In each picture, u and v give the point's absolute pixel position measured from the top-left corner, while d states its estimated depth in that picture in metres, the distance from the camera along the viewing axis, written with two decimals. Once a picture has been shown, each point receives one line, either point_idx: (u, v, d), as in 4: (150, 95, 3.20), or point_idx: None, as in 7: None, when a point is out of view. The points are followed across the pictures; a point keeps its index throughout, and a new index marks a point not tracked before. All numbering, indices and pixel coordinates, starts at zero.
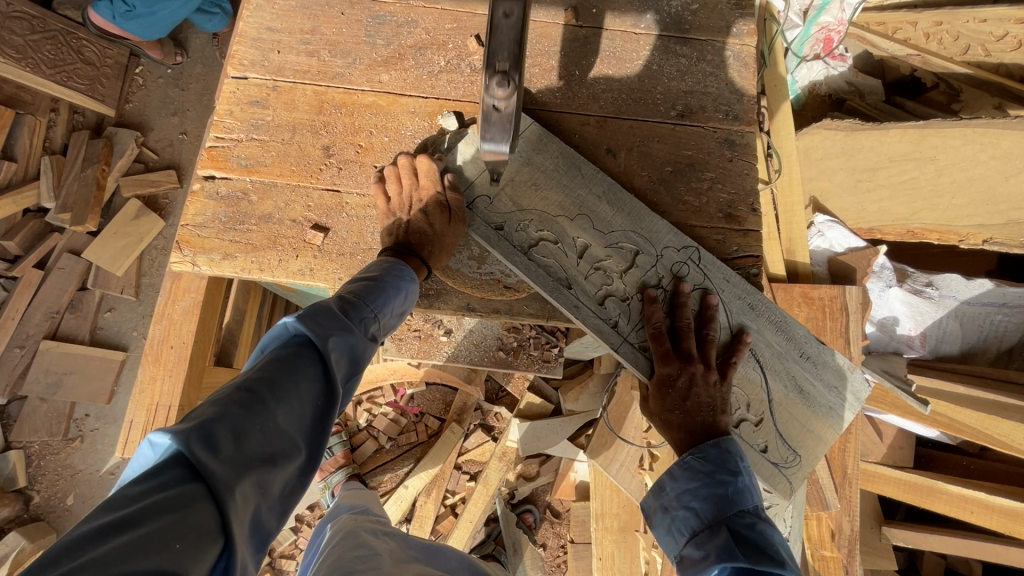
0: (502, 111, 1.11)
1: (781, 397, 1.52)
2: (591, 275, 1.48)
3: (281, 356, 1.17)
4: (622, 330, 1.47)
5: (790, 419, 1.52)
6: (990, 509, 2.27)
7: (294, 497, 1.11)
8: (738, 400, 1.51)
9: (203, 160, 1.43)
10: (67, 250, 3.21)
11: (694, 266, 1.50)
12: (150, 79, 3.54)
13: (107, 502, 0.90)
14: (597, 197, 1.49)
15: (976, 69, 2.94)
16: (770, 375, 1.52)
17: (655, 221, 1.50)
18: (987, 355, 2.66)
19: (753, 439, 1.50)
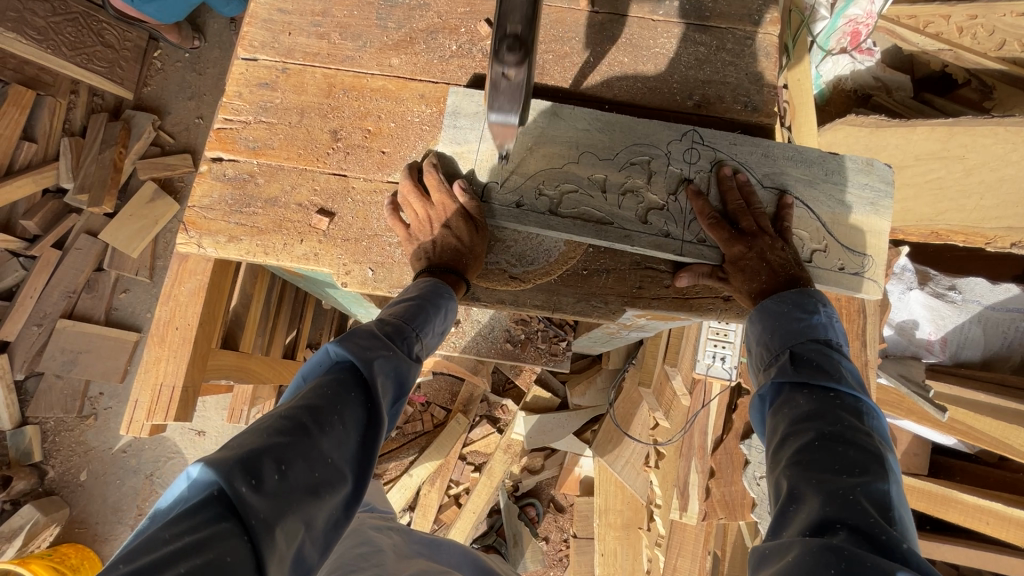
0: (512, 79, 1.06)
1: (831, 216, 1.47)
2: (623, 201, 1.44)
3: (327, 384, 1.13)
4: (677, 236, 1.43)
5: (847, 227, 1.46)
6: (1005, 521, 2.19)
7: (338, 530, 1.06)
8: (800, 242, 1.45)
9: (211, 142, 1.42)
10: (85, 231, 3.26)
11: (711, 148, 1.47)
12: (168, 63, 3.56)
13: (138, 544, 0.84)
14: (589, 130, 1.45)
15: (1011, 65, 2.82)
16: (812, 203, 1.47)
17: (649, 127, 1.46)
18: (1011, 363, 2.56)
19: (828, 264, 1.45)
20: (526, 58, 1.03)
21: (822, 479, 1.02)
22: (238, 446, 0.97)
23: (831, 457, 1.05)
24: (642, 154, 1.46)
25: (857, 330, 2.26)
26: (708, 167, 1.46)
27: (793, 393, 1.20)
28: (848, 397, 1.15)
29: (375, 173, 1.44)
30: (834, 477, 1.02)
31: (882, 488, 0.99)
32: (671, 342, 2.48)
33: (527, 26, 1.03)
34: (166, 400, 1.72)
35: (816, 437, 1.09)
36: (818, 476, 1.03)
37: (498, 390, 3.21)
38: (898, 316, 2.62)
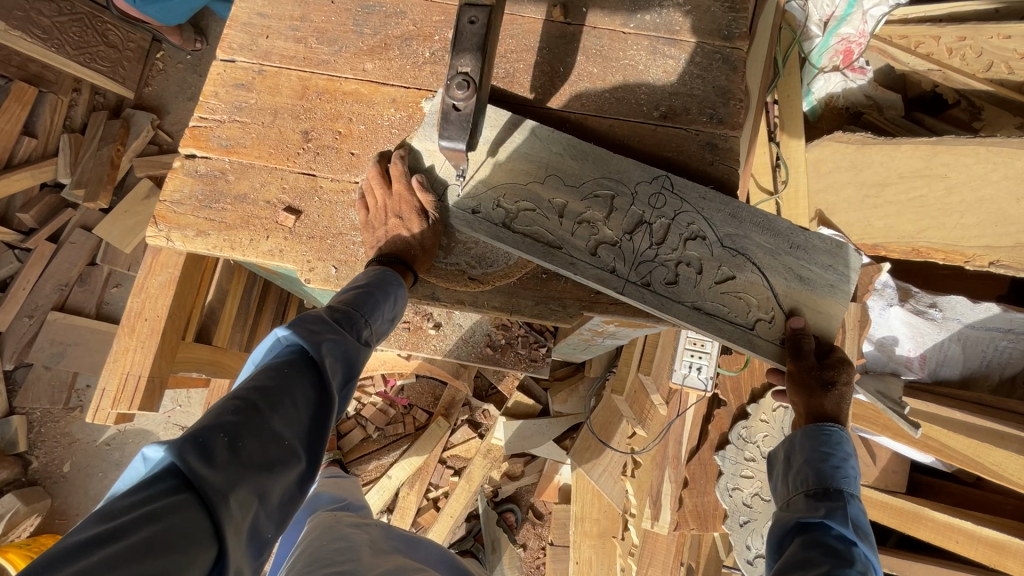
0: (462, 109, 1.16)
1: (786, 290, 1.44)
2: (576, 230, 1.45)
3: (277, 367, 1.18)
4: (622, 273, 1.44)
5: (804, 305, 1.43)
6: (974, 539, 2.19)
7: (291, 504, 1.12)
8: (746, 307, 1.44)
9: (186, 139, 1.47)
10: (80, 225, 3.33)
11: (683, 197, 1.47)
12: (171, 64, 3.63)
13: (96, 513, 0.88)
14: (560, 155, 1.47)
15: (998, 87, 2.83)
16: (769, 273, 1.44)
17: (621, 162, 1.47)
18: (989, 382, 2.55)
19: (770, 337, 1.43)
20: (475, 94, 1.14)
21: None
22: (194, 425, 1.02)
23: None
24: (609, 187, 1.47)
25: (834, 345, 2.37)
26: (674, 215, 1.46)
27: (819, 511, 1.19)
28: (863, 555, 1.15)
29: (344, 174, 1.48)
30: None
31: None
32: (647, 351, 2.54)
33: (476, 64, 1.14)
34: (132, 389, 1.74)
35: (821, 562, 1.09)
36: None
37: (481, 394, 3.20)
38: (878, 332, 2.64)
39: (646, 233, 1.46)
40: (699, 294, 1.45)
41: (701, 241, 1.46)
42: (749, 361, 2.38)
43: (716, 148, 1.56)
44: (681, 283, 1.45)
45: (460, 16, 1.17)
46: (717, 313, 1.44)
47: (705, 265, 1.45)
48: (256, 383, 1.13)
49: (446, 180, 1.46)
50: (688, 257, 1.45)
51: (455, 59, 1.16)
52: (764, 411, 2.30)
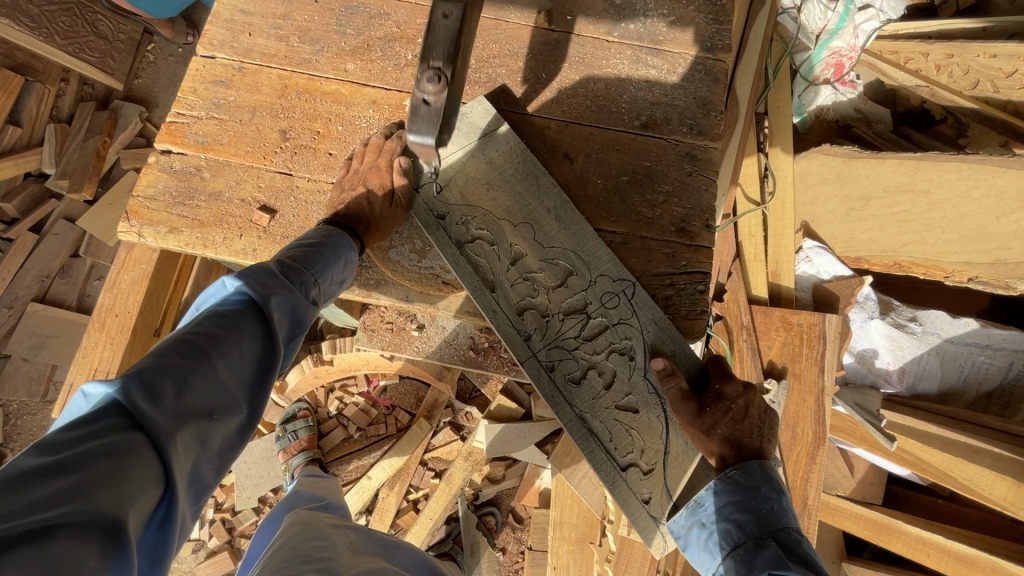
0: (433, 104, 1.09)
1: (678, 452, 1.45)
2: (518, 283, 1.47)
3: (223, 315, 1.20)
4: (533, 345, 1.46)
5: (682, 470, 1.44)
6: (946, 553, 2.22)
7: (231, 450, 1.17)
8: (631, 443, 1.44)
9: (161, 135, 1.46)
10: (63, 216, 3.29)
11: (637, 314, 1.46)
12: (162, 57, 3.59)
13: (38, 445, 0.93)
14: (546, 211, 1.48)
15: (983, 105, 2.87)
16: (673, 428, 1.45)
17: (598, 247, 1.47)
18: (966, 397, 2.57)
19: (638, 486, 1.43)
20: (446, 87, 1.08)
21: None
22: (140, 367, 1.05)
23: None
24: (576, 263, 1.47)
25: (816, 356, 2.46)
26: (618, 321, 1.46)
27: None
28: None
29: (320, 174, 1.47)
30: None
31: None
32: None
33: (449, 61, 1.08)
34: None
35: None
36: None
37: (465, 397, 3.18)
38: (858, 345, 2.65)
39: (581, 322, 1.47)
40: (594, 407, 1.45)
41: (628, 361, 1.46)
42: None
43: (699, 162, 1.55)
44: (581, 388, 1.46)
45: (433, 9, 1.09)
46: (603, 435, 1.45)
47: (616, 383, 1.46)
48: (202, 330, 1.15)
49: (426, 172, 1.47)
50: (603, 367, 1.46)
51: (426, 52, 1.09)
52: None
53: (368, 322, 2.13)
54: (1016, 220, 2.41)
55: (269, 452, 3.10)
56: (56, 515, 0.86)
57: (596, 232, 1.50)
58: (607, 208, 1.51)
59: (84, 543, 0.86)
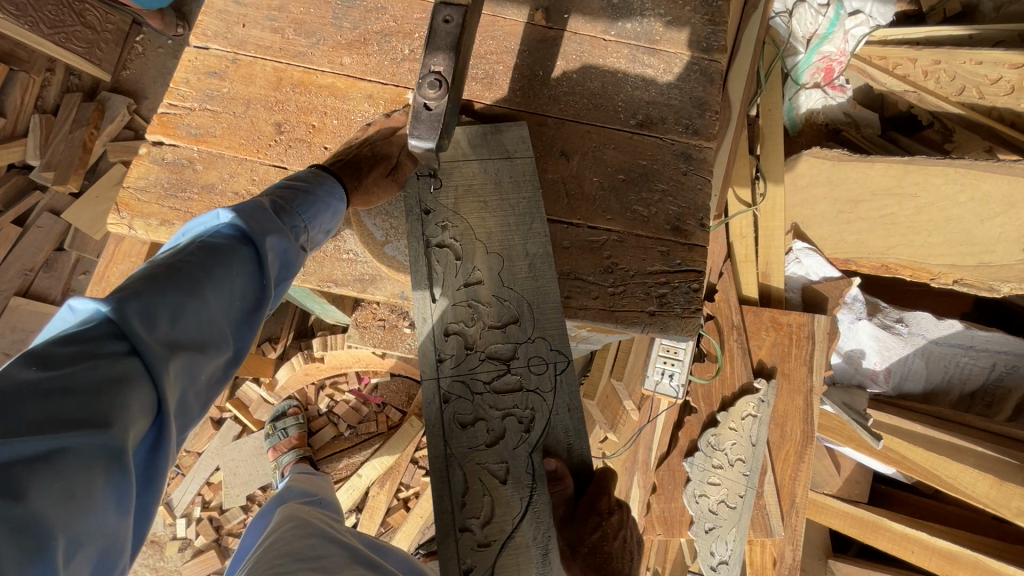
0: (433, 107, 1.09)
1: (524, 543, 1.36)
2: (458, 305, 1.45)
3: (220, 244, 1.12)
4: (443, 368, 1.44)
5: (518, 564, 1.35)
6: (929, 550, 2.27)
7: (220, 384, 1.11)
8: (483, 508, 1.37)
9: (153, 126, 1.43)
10: (48, 209, 3.24)
11: (557, 393, 1.42)
12: (150, 48, 3.53)
13: (22, 359, 0.87)
14: (524, 250, 1.46)
15: (968, 111, 2.92)
16: (533, 516, 1.37)
17: (548, 309, 1.43)
18: (950, 397, 2.62)
19: (465, 555, 1.35)
20: (447, 94, 1.08)
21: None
22: (133, 288, 0.98)
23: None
24: (523, 315, 1.44)
25: (804, 356, 2.49)
26: (535, 388, 1.43)
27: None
28: None
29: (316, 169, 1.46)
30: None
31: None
32: (618, 358, 2.47)
33: (450, 63, 1.09)
34: None
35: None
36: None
37: None
38: (846, 345, 2.69)
39: (501, 372, 1.44)
40: (467, 457, 1.40)
41: (523, 432, 1.41)
42: (722, 369, 2.51)
43: (696, 162, 1.56)
44: (464, 433, 1.41)
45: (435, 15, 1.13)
46: (460, 489, 1.38)
47: (506, 445, 1.41)
48: (198, 258, 1.07)
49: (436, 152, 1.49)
50: (494, 423, 1.42)
51: (427, 57, 1.10)
52: (733, 419, 2.44)
53: (361, 319, 2.12)
54: (1000, 224, 2.45)
55: (258, 449, 3.06)
56: (58, 435, 0.83)
57: (592, 229, 1.50)
58: (603, 205, 1.51)
59: (87, 469, 0.83)
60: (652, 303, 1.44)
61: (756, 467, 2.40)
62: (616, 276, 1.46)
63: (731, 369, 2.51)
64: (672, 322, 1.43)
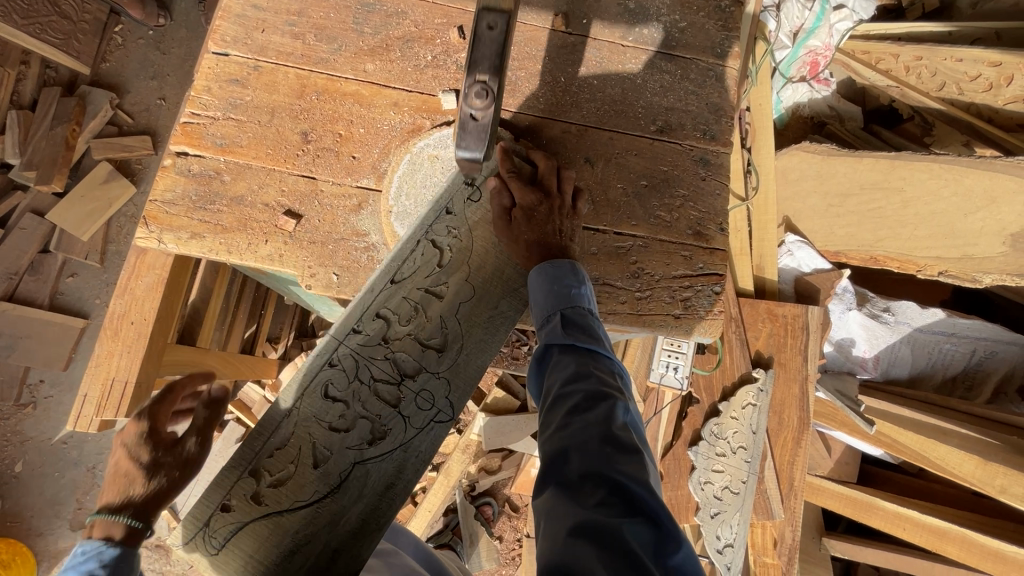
0: (479, 119, 1.21)
1: (288, 525, 1.36)
2: (404, 298, 1.47)
3: None
4: (353, 336, 1.46)
5: (263, 535, 1.35)
6: (919, 526, 2.42)
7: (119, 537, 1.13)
8: (281, 467, 1.39)
9: (177, 136, 1.45)
10: (30, 210, 3.12)
11: (423, 436, 1.45)
12: (130, 39, 3.36)
13: None
14: (499, 299, 1.50)
15: (949, 107, 3.04)
16: (313, 509, 1.37)
17: (467, 363, 1.48)
18: (934, 381, 2.77)
19: (239, 488, 1.37)
20: (494, 102, 1.20)
21: (608, 542, 0.97)
22: None
23: (621, 508, 1.02)
24: (450, 351, 1.48)
25: (799, 346, 2.58)
26: (408, 416, 1.45)
27: (558, 391, 1.23)
28: None
29: (344, 178, 1.50)
30: (642, 533, 0.99)
31: (679, 559, 0.99)
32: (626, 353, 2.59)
33: (494, 74, 1.20)
34: (118, 394, 1.70)
35: (557, 474, 1.12)
36: (599, 526, 0.99)
37: None
38: (837, 335, 2.80)
39: (394, 382, 1.46)
40: (309, 421, 1.43)
41: (367, 440, 1.42)
42: (721, 361, 2.57)
43: (716, 169, 1.61)
44: (323, 402, 1.44)
45: (478, 20, 1.20)
46: (281, 441, 1.41)
47: (354, 437, 1.42)
48: None
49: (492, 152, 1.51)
50: (352, 414, 1.44)
51: (472, 68, 1.20)
52: (733, 408, 2.53)
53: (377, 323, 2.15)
54: (982, 218, 2.58)
55: None
56: None
57: (617, 235, 1.54)
58: (628, 212, 1.55)
59: None
60: (677, 307, 1.52)
61: (757, 454, 2.48)
62: (643, 281, 1.52)
63: (731, 360, 2.58)
64: (698, 324, 1.51)
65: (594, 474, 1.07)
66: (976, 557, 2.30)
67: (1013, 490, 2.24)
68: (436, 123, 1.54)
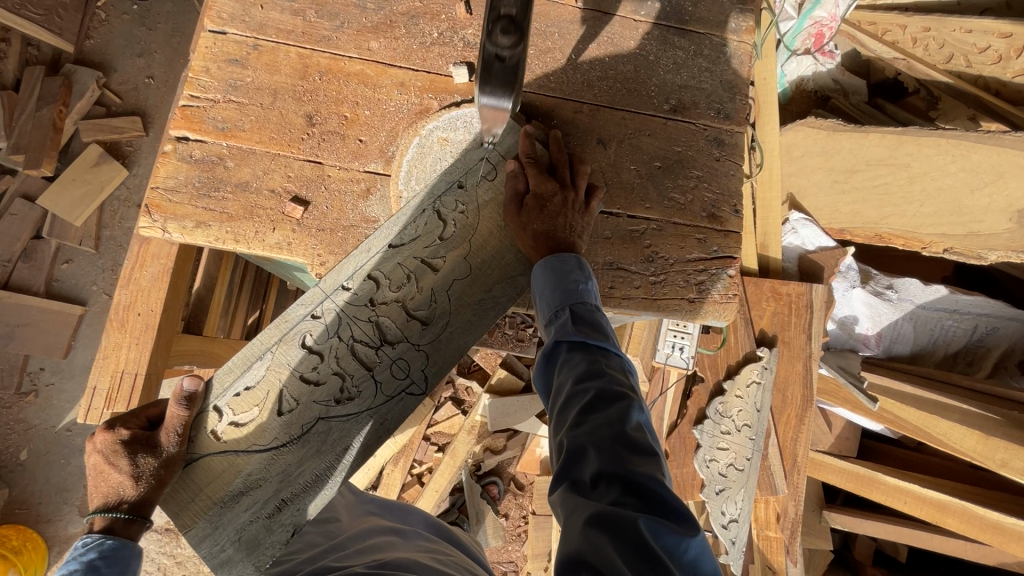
0: (507, 59, 1.20)
1: (243, 469, 1.38)
2: (394, 260, 1.45)
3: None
4: (343, 295, 1.44)
5: (217, 471, 1.38)
6: (920, 500, 2.47)
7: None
8: (250, 415, 1.41)
9: (177, 120, 1.42)
10: (21, 195, 3.04)
11: (390, 405, 1.44)
12: (114, 15, 3.23)
13: None
14: (494, 281, 1.49)
15: (955, 79, 2.96)
16: (270, 458, 1.39)
17: (450, 340, 1.47)
18: (935, 357, 2.80)
19: (206, 423, 1.40)
20: (520, 40, 1.20)
21: (626, 536, 0.95)
22: None
23: (637, 504, 1.01)
24: (434, 325, 1.47)
25: (803, 324, 2.58)
26: (380, 381, 1.45)
27: (570, 390, 1.22)
28: None
29: (351, 162, 1.48)
30: (660, 527, 0.97)
31: (695, 552, 0.97)
32: (634, 334, 2.57)
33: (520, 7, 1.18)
34: (128, 387, 1.69)
35: (571, 472, 1.12)
36: (615, 519, 0.98)
37: (464, 372, 3.22)
38: (840, 312, 2.80)
39: (373, 347, 1.45)
40: (285, 373, 1.43)
41: (334, 398, 1.43)
42: (726, 341, 2.57)
43: (732, 151, 1.57)
44: (302, 354, 1.43)
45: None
46: (252, 382, 1.42)
47: (324, 395, 1.43)
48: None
49: (515, 135, 1.49)
50: (325, 368, 1.43)
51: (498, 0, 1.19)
52: (739, 386, 2.54)
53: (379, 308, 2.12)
54: (989, 194, 2.57)
55: None
56: None
57: (631, 218, 1.52)
58: (641, 194, 1.53)
59: None
60: (693, 291, 1.51)
61: (761, 431, 2.51)
62: (658, 265, 1.51)
63: (735, 339, 2.58)
64: (712, 307, 1.51)
65: (606, 473, 1.06)
66: (975, 530, 2.36)
67: (1014, 464, 2.28)
68: (443, 105, 1.52)
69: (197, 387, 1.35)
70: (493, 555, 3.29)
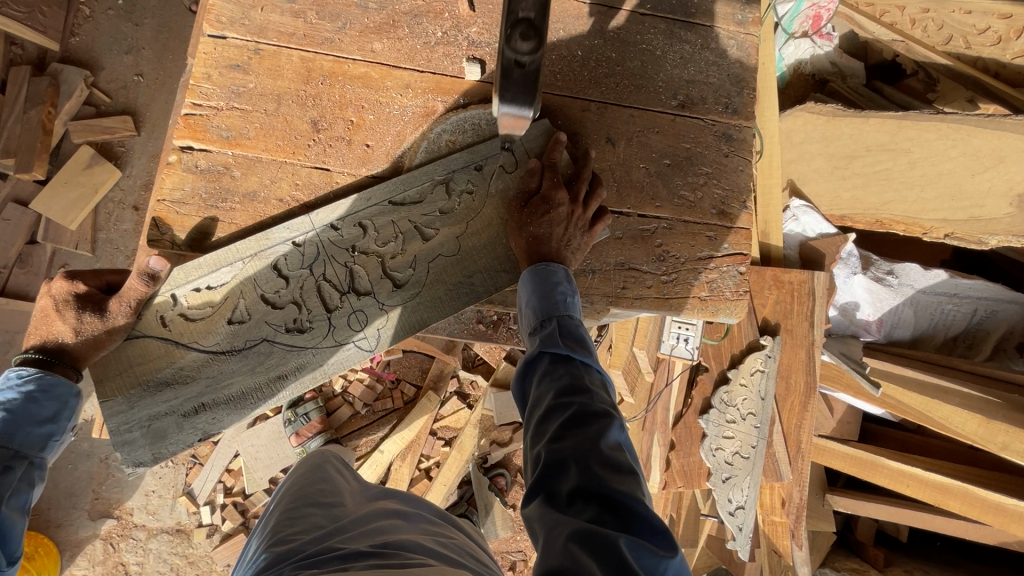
0: (526, 66, 1.20)
1: (179, 362, 1.44)
2: (384, 213, 1.47)
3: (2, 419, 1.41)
4: (329, 235, 1.46)
5: (155, 353, 1.43)
6: (923, 483, 2.52)
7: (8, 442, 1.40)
8: (204, 316, 1.44)
9: (180, 130, 1.42)
10: (12, 200, 2.99)
11: (333, 353, 1.48)
12: (99, 10, 3.15)
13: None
14: (478, 262, 1.50)
15: (955, 61, 2.94)
16: (208, 359, 1.45)
17: (414, 310, 1.49)
18: (935, 341, 2.83)
19: (160, 305, 1.43)
20: (539, 45, 1.19)
21: (604, 549, 0.94)
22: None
23: (616, 523, 1.00)
24: (406, 289, 1.49)
25: (806, 312, 2.56)
26: (335, 325, 1.48)
27: (551, 404, 1.22)
28: None
29: (359, 168, 1.48)
30: (640, 548, 0.96)
31: (672, 570, 0.97)
32: (639, 327, 2.60)
33: (538, 10, 1.17)
34: None
35: (549, 483, 1.10)
36: (593, 534, 0.96)
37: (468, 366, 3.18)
38: (843, 298, 2.80)
39: (339, 290, 1.48)
40: (251, 294, 1.45)
41: (287, 325, 1.47)
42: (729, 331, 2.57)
43: (741, 146, 1.57)
44: (274, 278, 1.45)
45: None
46: (215, 284, 1.44)
47: (277, 320, 1.46)
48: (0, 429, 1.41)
49: (546, 137, 1.50)
50: (287, 296, 1.47)
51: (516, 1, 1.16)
52: (743, 375, 2.55)
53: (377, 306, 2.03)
54: (990, 178, 2.58)
55: (277, 434, 3.01)
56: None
57: (641, 217, 1.52)
58: (651, 192, 1.52)
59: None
60: (703, 288, 1.51)
61: (766, 419, 2.54)
62: (669, 263, 1.51)
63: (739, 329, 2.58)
64: (724, 305, 1.51)
65: (587, 489, 1.05)
66: (977, 511, 2.41)
67: (1014, 447, 2.33)
68: (447, 107, 1.50)
69: (163, 269, 1.34)
70: (500, 545, 3.32)
